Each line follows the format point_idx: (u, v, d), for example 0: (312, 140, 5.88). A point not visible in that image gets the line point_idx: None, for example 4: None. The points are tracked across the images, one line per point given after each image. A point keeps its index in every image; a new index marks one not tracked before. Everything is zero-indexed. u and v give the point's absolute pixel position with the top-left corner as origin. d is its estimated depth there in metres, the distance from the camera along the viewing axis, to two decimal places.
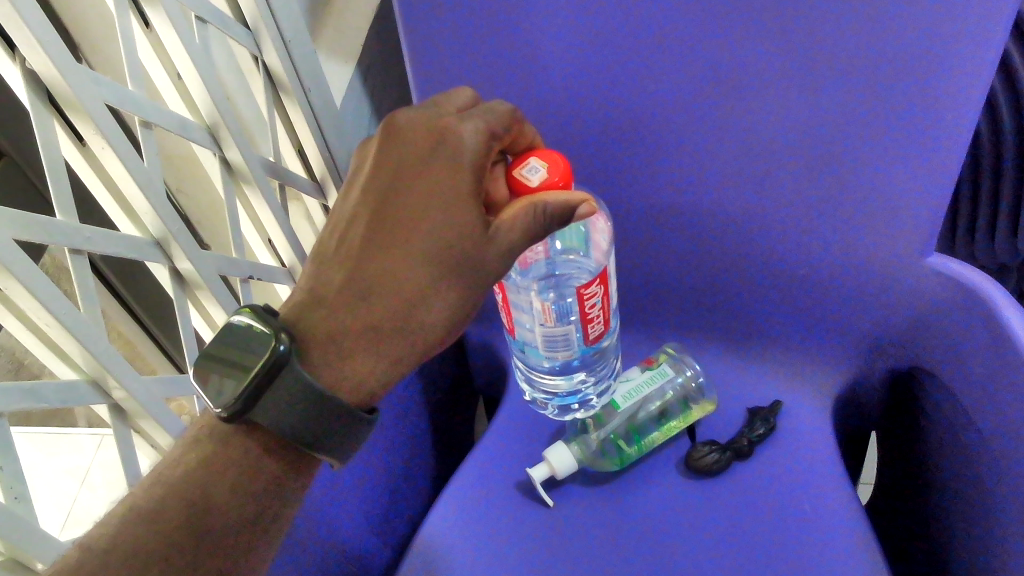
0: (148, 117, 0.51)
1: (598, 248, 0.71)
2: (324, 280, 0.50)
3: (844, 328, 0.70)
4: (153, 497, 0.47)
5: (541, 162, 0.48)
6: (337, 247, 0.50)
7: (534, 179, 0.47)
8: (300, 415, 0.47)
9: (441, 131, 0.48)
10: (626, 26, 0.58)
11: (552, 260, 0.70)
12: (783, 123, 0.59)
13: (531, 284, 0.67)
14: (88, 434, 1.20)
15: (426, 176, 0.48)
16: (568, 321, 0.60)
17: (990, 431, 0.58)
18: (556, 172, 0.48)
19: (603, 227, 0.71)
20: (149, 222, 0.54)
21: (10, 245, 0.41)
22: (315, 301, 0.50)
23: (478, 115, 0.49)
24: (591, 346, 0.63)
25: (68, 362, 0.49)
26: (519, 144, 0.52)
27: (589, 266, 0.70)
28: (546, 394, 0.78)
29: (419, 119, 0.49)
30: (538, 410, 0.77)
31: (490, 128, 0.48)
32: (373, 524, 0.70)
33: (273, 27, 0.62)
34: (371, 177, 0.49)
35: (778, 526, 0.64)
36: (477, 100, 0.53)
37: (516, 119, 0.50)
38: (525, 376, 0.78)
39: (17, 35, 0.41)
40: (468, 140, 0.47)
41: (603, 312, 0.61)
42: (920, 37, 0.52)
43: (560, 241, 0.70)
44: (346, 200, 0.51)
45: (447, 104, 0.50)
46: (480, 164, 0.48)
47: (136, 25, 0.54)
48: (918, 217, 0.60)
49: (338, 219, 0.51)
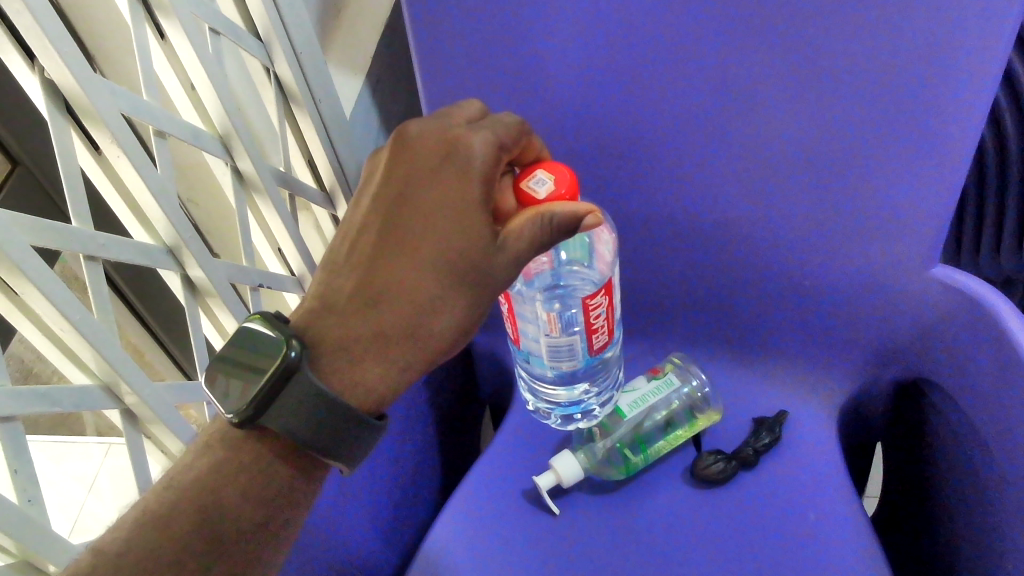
0: (162, 126, 0.52)
1: (602, 258, 0.70)
2: (336, 288, 0.51)
3: (849, 339, 0.71)
4: (168, 501, 0.48)
5: (548, 175, 0.49)
6: (349, 255, 0.51)
7: (541, 191, 0.48)
8: (310, 422, 0.48)
9: (451, 141, 0.49)
10: (632, 39, 0.59)
11: (557, 271, 0.69)
12: (788, 135, 0.60)
13: (536, 296, 0.66)
14: (98, 443, 1.25)
15: (436, 186, 0.48)
16: (573, 331, 0.60)
17: (993, 442, 0.59)
18: (563, 184, 0.48)
19: (608, 238, 0.71)
20: (162, 230, 0.54)
21: (27, 252, 0.41)
22: (327, 307, 0.51)
23: (488, 127, 0.49)
24: (596, 356, 0.64)
25: (81, 368, 0.50)
26: (527, 157, 0.54)
27: (595, 278, 0.69)
28: (549, 404, 0.77)
29: (430, 130, 0.50)
30: (541, 420, 0.77)
31: (499, 139, 0.49)
32: (380, 531, 0.71)
33: (285, 39, 0.62)
34: (382, 186, 0.50)
35: (785, 536, 0.64)
36: (487, 111, 0.53)
37: (524, 132, 0.51)
38: (528, 386, 0.77)
39: (36, 45, 0.42)
40: (478, 150, 0.48)
41: (609, 322, 0.61)
42: (926, 51, 0.52)
43: (564, 252, 0.69)
44: (358, 209, 0.52)
45: (457, 115, 0.51)
46: (490, 173, 0.48)
47: (152, 37, 0.55)
48: (922, 228, 0.61)
49: (349, 227, 0.52)
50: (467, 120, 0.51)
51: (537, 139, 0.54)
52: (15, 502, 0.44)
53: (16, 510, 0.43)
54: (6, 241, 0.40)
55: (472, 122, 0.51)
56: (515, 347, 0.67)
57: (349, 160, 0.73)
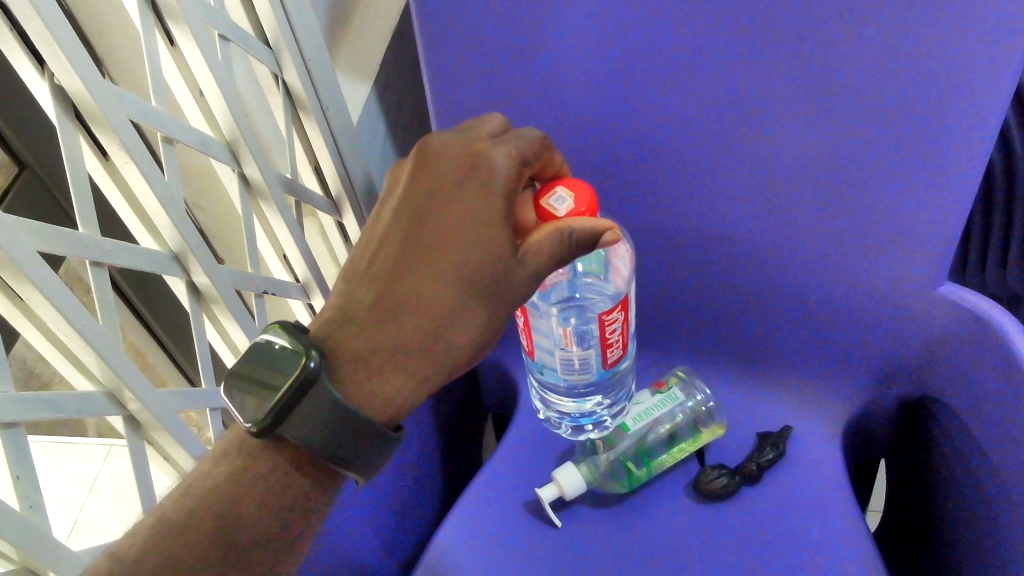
0: (170, 132, 0.52)
1: (618, 273, 0.70)
2: (355, 298, 0.51)
3: (854, 354, 0.70)
4: (179, 507, 0.48)
5: (568, 193, 0.48)
6: (368, 266, 0.51)
7: (561, 209, 0.47)
8: (326, 433, 0.47)
9: (473, 156, 0.48)
10: (640, 48, 0.59)
11: (573, 283, 0.69)
12: (795, 149, 0.59)
13: (552, 309, 0.67)
14: (99, 444, 1.25)
15: (458, 199, 0.48)
16: (587, 345, 0.60)
17: (1000, 464, 0.58)
18: (583, 202, 0.47)
19: (624, 254, 0.70)
20: (169, 237, 0.54)
21: (34, 257, 0.41)
22: (345, 318, 0.51)
23: (510, 142, 0.49)
24: (610, 369, 0.64)
25: (85, 374, 0.50)
26: (547, 171, 0.53)
27: (611, 291, 0.69)
28: (559, 414, 0.78)
29: (452, 144, 0.50)
30: (552, 429, 0.76)
31: (521, 154, 0.49)
32: (384, 540, 0.70)
33: (293, 45, 0.63)
34: (404, 199, 0.50)
35: (789, 553, 0.64)
36: (508, 125, 0.53)
37: (546, 147, 0.51)
38: (540, 395, 0.78)
39: (45, 51, 0.42)
40: (499, 165, 0.48)
41: (623, 336, 0.61)
42: (936, 69, 0.52)
43: (581, 265, 0.69)
44: (378, 220, 0.52)
45: (479, 128, 0.51)
46: (511, 189, 0.48)
47: (161, 42, 0.55)
48: (932, 244, 0.60)
49: (369, 239, 0.52)
50: (490, 134, 0.51)
51: (558, 152, 0.53)
52: (16, 509, 0.44)
53: (18, 517, 0.42)
54: (11, 245, 0.40)
55: (494, 137, 0.51)
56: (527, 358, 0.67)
57: (357, 167, 0.73)
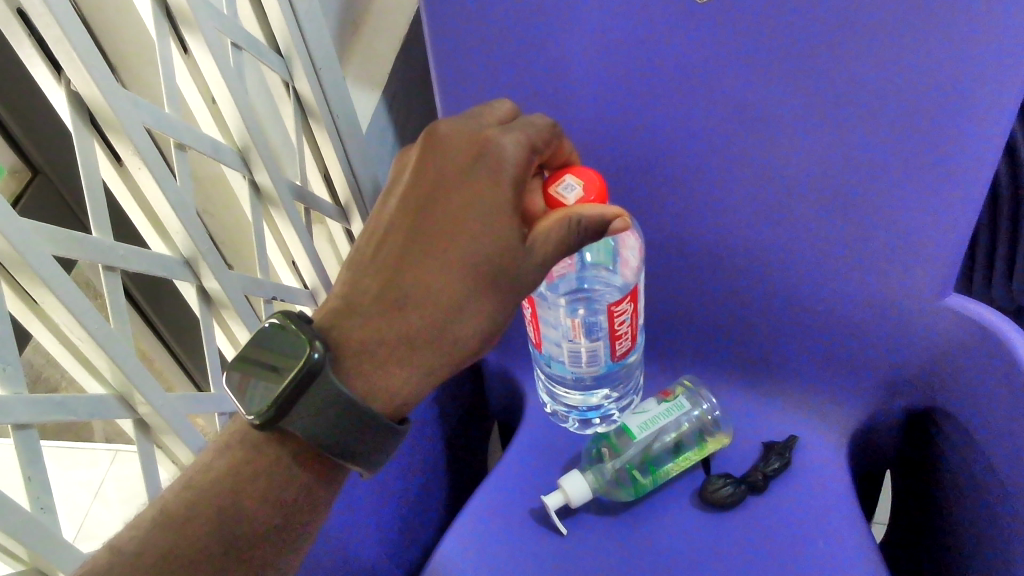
0: (183, 139, 0.52)
1: (626, 264, 0.72)
2: (360, 287, 0.51)
3: (860, 366, 0.71)
4: (186, 505, 0.48)
5: (577, 180, 0.49)
6: (374, 255, 0.51)
7: (570, 197, 0.48)
8: (329, 425, 0.48)
9: (482, 143, 0.49)
10: (649, 60, 0.59)
11: (581, 274, 0.72)
12: (799, 160, 0.60)
13: (560, 300, 0.69)
14: (105, 449, 1.24)
15: (467, 186, 0.48)
16: (596, 336, 0.61)
17: (1005, 474, 0.58)
18: (591, 190, 0.49)
19: (633, 244, 0.71)
20: (180, 242, 0.55)
21: (49, 261, 0.42)
22: (350, 307, 0.51)
23: (519, 129, 0.50)
24: (618, 362, 0.64)
25: (97, 377, 0.50)
26: (555, 160, 0.54)
27: (618, 283, 0.71)
28: (567, 407, 0.80)
29: (461, 130, 0.50)
30: (558, 422, 0.78)
31: (531, 142, 0.50)
32: (389, 545, 0.70)
33: (305, 53, 0.63)
34: (411, 186, 0.50)
35: (793, 563, 0.64)
36: (517, 113, 0.54)
37: (555, 134, 0.52)
38: (547, 388, 0.80)
39: (63, 58, 0.43)
40: (509, 152, 0.48)
41: (632, 329, 0.62)
42: (943, 82, 0.52)
43: (589, 254, 0.71)
44: (385, 206, 0.52)
45: (488, 115, 0.51)
46: (519, 176, 0.48)
47: (175, 51, 0.56)
48: (939, 255, 0.61)
49: (375, 227, 0.52)
50: (498, 121, 0.51)
51: (567, 141, 0.54)
52: (27, 509, 0.44)
53: (28, 518, 0.43)
54: (27, 249, 0.40)
55: (502, 124, 0.51)
56: (535, 352, 0.67)
57: (367, 174, 0.74)
